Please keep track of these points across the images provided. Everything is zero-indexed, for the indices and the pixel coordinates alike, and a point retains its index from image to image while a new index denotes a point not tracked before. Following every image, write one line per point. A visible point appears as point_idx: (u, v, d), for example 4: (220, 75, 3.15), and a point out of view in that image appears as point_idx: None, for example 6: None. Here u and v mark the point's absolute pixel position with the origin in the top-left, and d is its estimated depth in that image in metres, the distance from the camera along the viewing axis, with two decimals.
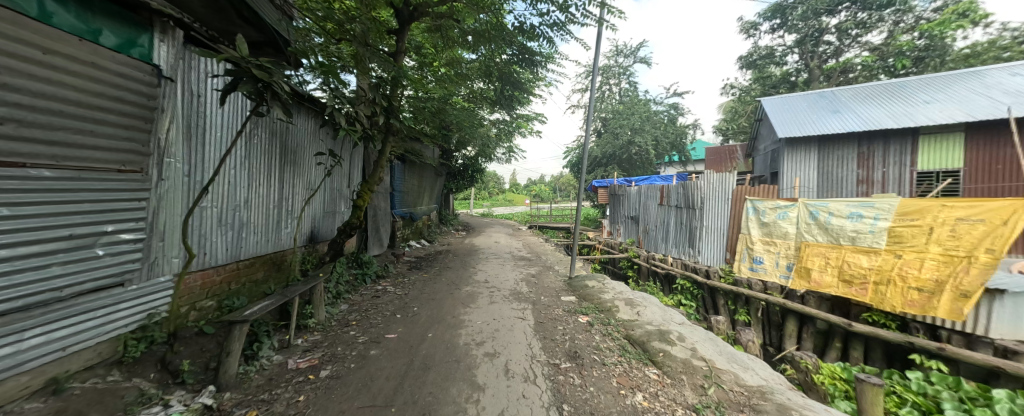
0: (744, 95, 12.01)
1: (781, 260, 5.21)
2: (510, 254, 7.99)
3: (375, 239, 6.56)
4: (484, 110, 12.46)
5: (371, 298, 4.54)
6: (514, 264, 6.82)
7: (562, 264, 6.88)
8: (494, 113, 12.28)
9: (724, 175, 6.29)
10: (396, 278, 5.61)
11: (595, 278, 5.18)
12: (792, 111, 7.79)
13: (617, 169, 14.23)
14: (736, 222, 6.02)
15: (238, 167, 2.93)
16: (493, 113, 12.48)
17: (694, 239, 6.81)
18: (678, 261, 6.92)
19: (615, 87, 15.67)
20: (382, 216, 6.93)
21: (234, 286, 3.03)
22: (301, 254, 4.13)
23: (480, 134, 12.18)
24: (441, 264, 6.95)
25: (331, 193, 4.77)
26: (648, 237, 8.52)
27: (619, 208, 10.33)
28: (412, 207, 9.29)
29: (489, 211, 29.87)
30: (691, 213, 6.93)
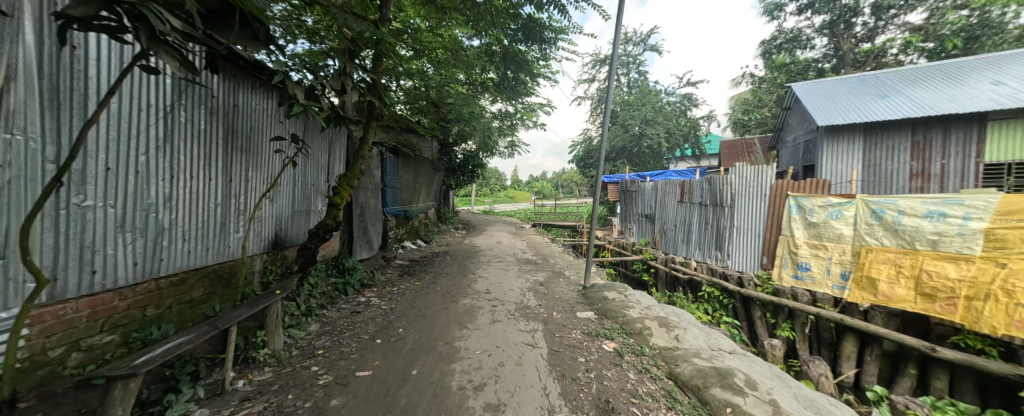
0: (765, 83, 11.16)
1: (833, 267, 4.44)
2: (513, 257, 7.23)
3: (363, 241, 5.81)
4: (486, 100, 11.67)
5: (350, 314, 3.80)
6: (518, 269, 6.06)
7: (573, 268, 6.13)
8: (496, 103, 11.48)
9: (759, 168, 5.51)
10: (383, 287, 4.87)
11: (615, 289, 4.42)
12: (831, 97, 6.97)
13: (627, 163, 13.42)
14: (774, 222, 5.25)
15: (154, 152, 2.21)
16: (495, 104, 11.69)
17: (722, 241, 6.05)
18: (704, 266, 6.16)
19: (624, 76, 14.82)
20: (371, 215, 6.19)
21: (154, 311, 2.31)
22: (261, 264, 3.39)
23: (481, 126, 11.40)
24: (436, 269, 6.20)
25: (304, 188, 4.07)
26: (666, 238, 7.77)
27: (631, 206, 9.56)
28: (407, 205, 8.55)
29: (491, 208, 29.04)
30: (719, 211, 6.16)
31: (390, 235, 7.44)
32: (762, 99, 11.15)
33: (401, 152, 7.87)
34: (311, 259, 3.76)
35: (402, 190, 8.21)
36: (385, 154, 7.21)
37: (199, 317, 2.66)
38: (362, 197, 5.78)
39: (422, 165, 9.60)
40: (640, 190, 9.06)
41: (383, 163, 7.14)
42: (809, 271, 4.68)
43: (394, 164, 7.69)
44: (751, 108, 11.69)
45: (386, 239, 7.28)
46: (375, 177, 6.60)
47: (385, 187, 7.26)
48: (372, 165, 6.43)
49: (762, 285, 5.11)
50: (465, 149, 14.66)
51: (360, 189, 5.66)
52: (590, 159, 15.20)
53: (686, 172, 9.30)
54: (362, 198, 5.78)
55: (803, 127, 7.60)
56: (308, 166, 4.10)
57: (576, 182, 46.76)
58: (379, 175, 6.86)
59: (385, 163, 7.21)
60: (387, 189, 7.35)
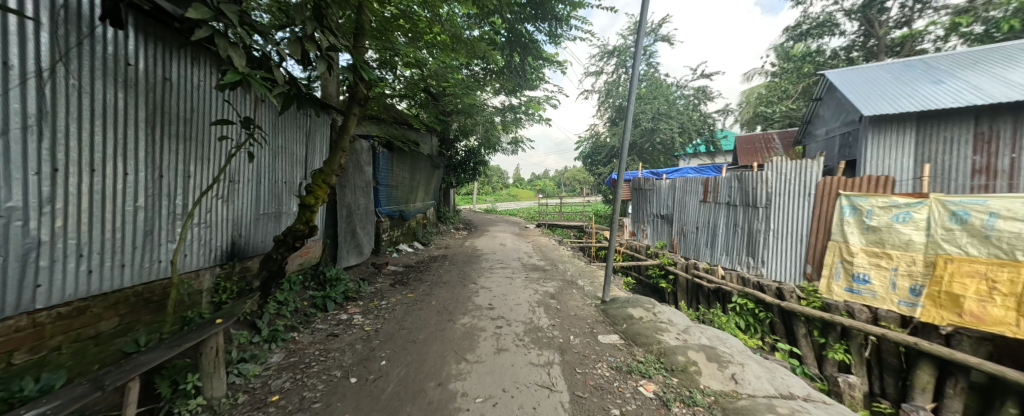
0: (787, 75, 10.44)
1: (899, 280, 3.74)
2: (518, 262, 6.57)
3: (352, 247, 5.15)
4: (489, 93, 11.01)
5: (325, 338, 3.15)
6: (524, 278, 5.40)
7: (586, 277, 5.46)
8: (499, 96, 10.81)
9: (801, 163, 4.81)
10: (369, 300, 4.22)
11: (640, 305, 3.75)
12: (872, 84, 6.25)
13: (637, 160, 12.70)
14: (821, 225, 4.55)
15: (24, 133, 1.56)
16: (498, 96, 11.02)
17: (754, 245, 5.37)
18: (734, 274, 5.48)
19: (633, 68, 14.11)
20: (361, 216, 5.54)
21: (31, 355, 1.65)
22: (211, 280, 2.74)
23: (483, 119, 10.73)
24: (432, 277, 5.54)
25: (271, 186, 3.44)
26: (686, 241, 7.10)
27: (645, 205, 8.88)
28: (403, 205, 7.91)
29: (495, 207, 28.50)
30: (750, 212, 5.48)
31: (384, 238, 6.79)
32: (784, 90, 10.42)
33: (395, 147, 7.24)
34: (279, 272, 3.12)
35: (398, 188, 7.57)
36: (377, 149, 6.56)
37: (112, 355, 2.02)
38: (350, 196, 5.13)
39: (420, 162, 8.98)
40: (655, 189, 8.38)
41: (376, 159, 6.51)
42: (867, 284, 3.99)
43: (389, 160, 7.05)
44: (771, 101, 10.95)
45: (379, 242, 6.63)
46: (367, 174, 5.97)
47: (378, 185, 6.62)
48: (362, 160, 5.79)
49: (808, 298, 4.44)
50: (466, 144, 14.00)
51: (347, 187, 5.01)
52: (597, 155, 14.50)
53: (705, 169, 8.59)
54: (350, 197, 5.13)
55: (838, 119, 6.87)
56: (275, 160, 3.47)
57: (580, 180, 45.96)
58: (371, 172, 6.22)
59: (378, 158, 6.58)
60: (381, 187, 6.72)
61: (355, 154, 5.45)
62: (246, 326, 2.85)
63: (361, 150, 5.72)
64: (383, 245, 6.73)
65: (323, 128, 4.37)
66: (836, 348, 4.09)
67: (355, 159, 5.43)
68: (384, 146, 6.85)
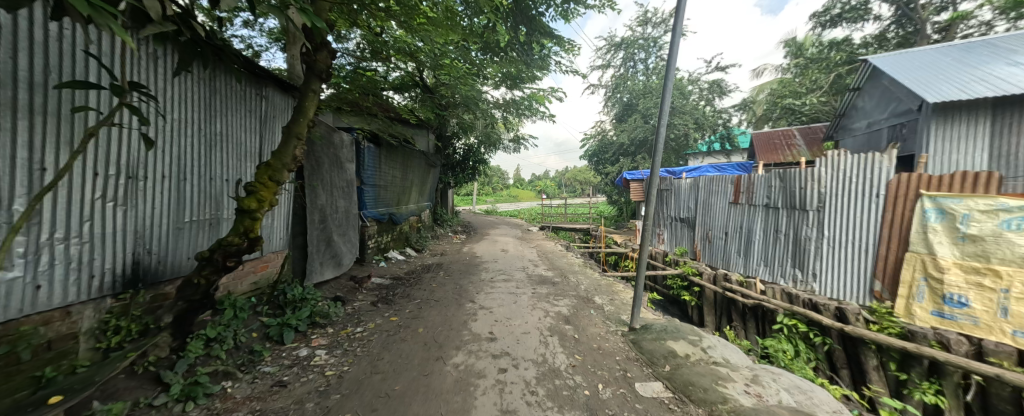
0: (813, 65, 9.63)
1: (1013, 305, 2.93)
2: (523, 273, 5.74)
3: (326, 258, 4.33)
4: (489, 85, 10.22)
5: (266, 389, 2.31)
6: (531, 294, 4.56)
7: (604, 293, 4.63)
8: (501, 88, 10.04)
9: (864, 157, 3.99)
10: (341, 327, 3.39)
11: (682, 337, 2.93)
12: (928, 69, 5.45)
13: (647, 157, 11.92)
14: (893, 234, 3.73)
15: None
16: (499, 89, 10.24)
17: (803, 254, 4.55)
18: (776, 290, 4.67)
19: (642, 62, 13.32)
20: (339, 222, 4.72)
21: None
22: (92, 319, 1.90)
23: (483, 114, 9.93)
24: (423, 292, 4.72)
25: (205, 185, 2.63)
26: (713, 249, 6.27)
27: (661, 207, 8.10)
28: (393, 207, 7.13)
29: (495, 207, 27.68)
30: (797, 215, 4.66)
31: (369, 245, 5.96)
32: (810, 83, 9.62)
33: (384, 143, 6.46)
34: (205, 301, 2.29)
35: (387, 189, 6.79)
36: (362, 144, 5.76)
37: None
38: (324, 197, 4.30)
39: (414, 160, 8.21)
40: (674, 190, 7.56)
41: (360, 155, 5.72)
42: (965, 308, 3.19)
43: (376, 157, 6.25)
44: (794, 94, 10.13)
45: (363, 251, 5.81)
46: (347, 172, 5.16)
47: (363, 184, 5.83)
48: (340, 156, 4.97)
49: (880, 322, 3.62)
50: (465, 142, 13.16)
51: (320, 186, 4.17)
52: (604, 154, 13.68)
53: (726, 166, 7.96)
54: (324, 198, 4.30)
55: (886, 109, 6.05)
56: (209, 151, 2.65)
57: (582, 180, 45.11)
58: (353, 171, 5.41)
59: (363, 155, 5.79)
60: (367, 187, 5.94)
61: (331, 149, 4.62)
62: (147, 381, 1.99)
63: (339, 143, 4.91)
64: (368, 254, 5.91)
65: (284, 115, 3.56)
66: (925, 387, 3.27)
67: (331, 154, 4.60)
68: (371, 141, 6.06)
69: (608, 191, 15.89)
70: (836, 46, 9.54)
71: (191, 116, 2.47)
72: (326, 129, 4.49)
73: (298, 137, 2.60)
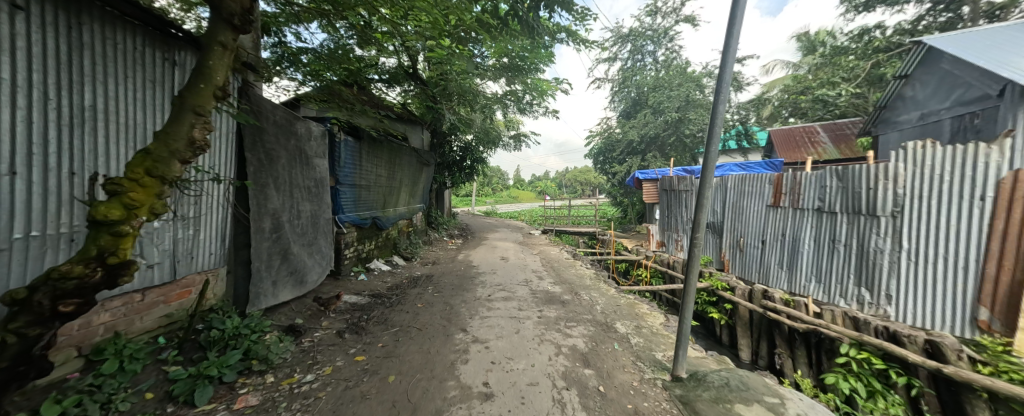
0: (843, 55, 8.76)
1: None
2: (526, 289, 4.87)
3: (283, 276, 3.48)
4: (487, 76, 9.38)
5: None
6: (537, 320, 3.70)
7: (626, 317, 3.78)
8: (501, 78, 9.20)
9: (960, 148, 3.13)
10: (285, 375, 2.52)
11: (755, 399, 2.08)
12: (1007, 48, 4.57)
13: (658, 156, 11.09)
14: (1007, 248, 2.86)
15: None
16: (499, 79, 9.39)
17: (871, 270, 3.70)
18: (836, 313, 3.83)
19: (651, 55, 12.45)
20: (302, 230, 3.86)
21: None
22: None
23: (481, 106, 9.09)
24: (404, 315, 3.85)
25: (51, 182, 1.76)
26: (746, 259, 5.42)
27: (679, 210, 7.25)
28: (378, 210, 6.28)
29: (494, 209, 26.91)
30: (862, 222, 3.81)
31: (346, 255, 5.10)
32: (840, 74, 8.75)
33: (367, 137, 5.64)
34: (21, 368, 1.43)
35: (372, 189, 5.97)
36: (338, 137, 4.94)
37: None
38: (280, 199, 3.45)
39: (404, 159, 7.39)
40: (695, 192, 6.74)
41: (336, 149, 4.91)
42: None
43: (357, 153, 5.43)
44: (820, 87, 9.27)
45: (339, 263, 4.95)
46: (316, 170, 4.32)
47: (341, 183, 5.01)
48: (307, 150, 4.12)
49: (995, 364, 2.75)
50: (461, 140, 12.30)
51: (272, 186, 3.32)
52: (610, 152, 12.81)
53: (752, 165, 7.15)
54: (280, 201, 3.45)
55: (949, 97, 5.19)
56: (57, 131, 1.77)
57: (584, 181, 44.23)
58: (325, 168, 4.56)
59: (340, 150, 4.98)
60: (345, 187, 5.12)
61: (292, 140, 3.78)
62: None
63: (305, 135, 4.08)
64: (344, 265, 5.05)
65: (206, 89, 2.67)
66: None
67: (291, 147, 3.75)
68: (350, 135, 5.25)
69: (614, 192, 15.03)
70: (868, 32, 8.66)
71: (13, 76, 1.61)
72: (286, 115, 3.65)
73: (197, 112, 1.74)
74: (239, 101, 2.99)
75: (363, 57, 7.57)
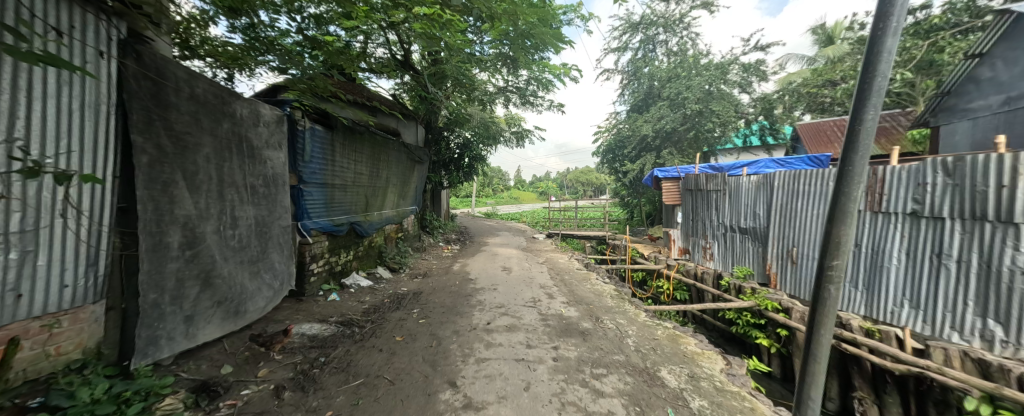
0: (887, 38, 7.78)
1: None
2: (534, 313, 3.91)
3: (204, 307, 2.54)
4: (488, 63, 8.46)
5: None
6: (553, 364, 2.72)
7: (671, 359, 2.82)
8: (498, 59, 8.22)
9: None
10: None
11: None
12: None
13: (674, 153, 10.12)
14: None
15: None
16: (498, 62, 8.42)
17: (1003, 296, 2.75)
18: (952, 352, 2.86)
19: (664, 43, 11.50)
20: (240, 243, 2.92)
21: None
22: None
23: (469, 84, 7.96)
24: (375, 357, 2.88)
25: None
26: (801, 274, 4.43)
27: (709, 214, 6.26)
28: (357, 215, 5.31)
29: (494, 211, 25.93)
30: (987, 231, 2.84)
31: (312, 270, 4.15)
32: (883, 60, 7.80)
33: (343, 128, 4.70)
34: None
35: (349, 190, 5.02)
36: (303, 125, 4.01)
37: None
38: (199, 203, 2.51)
39: (391, 155, 6.44)
40: (728, 191, 5.77)
41: (300, 140, 3.96)
42: None
43: (330, 146, 4.49)
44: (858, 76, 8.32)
45: (302, 280, 4.00)
46: (267, 164, 3.38)
47: (306, 182, 4.06)
48: (251, 139, 3.18)
49: None
50: (459, 136, 11.33)
51: (183, 184, 2.37)
52: (621, 150, 11.86)
53: (792, 161, 6.23)
54: (200, 204, 2.51)
55: None
56: None
57: (585, 182, 43.29)
58: (281, 163, 3.62)
59: (306, 141, 4.03)
60: (313, 186, 4.17)
61: (225, 125, 2.84)
62: None
63: (248, 119, 3.14)
64: (310, 283, 4.10)
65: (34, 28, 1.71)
66: None
67: (222, 132, 2.80)
68: (320, 123, 4.30)
69: (623, 192, 14.06)
70: (915, 12, 7.69)
71: None
72: (214, 90, 2.71)
73: None
74: (120, 59, 2.04)
75: (349, 42, 6.79)
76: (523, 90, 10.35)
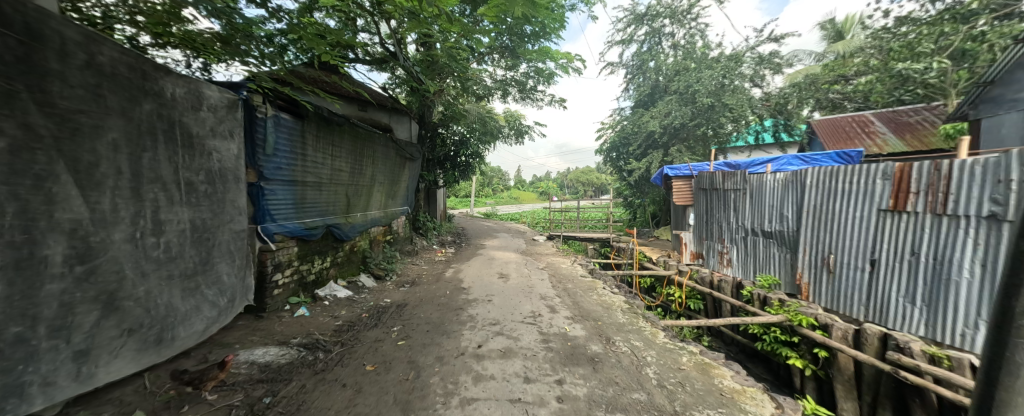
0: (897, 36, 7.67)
1: None
2: (534, 333, 3.34)
3: (106, 336, 1.97)
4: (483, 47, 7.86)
5: None
6: (558, 408, 2.14)
7: (706, 400, 2.24)
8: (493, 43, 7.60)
9: None
10: None
11: None
12: None
13: (683, 150, 9.54)
14: None
15: None
16: (493, 47, 7.83)
17: None
18: None
19: (671, 36, 10.88)
20: (167, 253, 2.34)
21: None
22: None
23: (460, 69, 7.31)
24: (335, 395, 2.31)
25: None
26: (839, 285, 3.85)
27: (726, 215, 5.68)
28: (336, 216, 4.73)
29: (494, 211, 25.36)
30: None
31: (277, 281, 3.57)
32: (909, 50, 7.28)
33: (316, 118, 4.12)
34: None
35: (325, 188, 4.43)
36: (264, 112, 3.42)
37: None
38: (99, 203, 1.94)
39: (377, 150, 5.86)
40: (749, 190, 5.19)
41: (261, 130, 3.38)
42: None
43: (300, 137, 3.91)
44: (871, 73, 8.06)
45: (262, 293, 3.42)
46: (211, 156, 2.81)
47: (269, 179, 3.48)
48: (187, 125, 2.60)
49: None
50: (454, 132, 10.71)
51: (71, 178, 1.79)
52: (626, 147, 11.32)
53: (818, 156, 5.67)
54: (101, 206, 1.94)
55: None
56: None
57: (585, 181, 42.73)
58: (232, 155, 3.04)
59: (267, 131, 3.45)
60: (277, 184, 3.59)
61: (146, 106, 2.25)
62: None
63: (184, 100, 2.56)
64: (272, 296, 3.52)
65: None
66: None
67: (140, 114, 2.22)
68: (287, 111, 3.72)
69: (627, 192, 13.49)
70: None
71: None
72: (127, 61, 2.13)
73: None
74: None
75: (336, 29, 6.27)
76: (522, 83, 9.78)
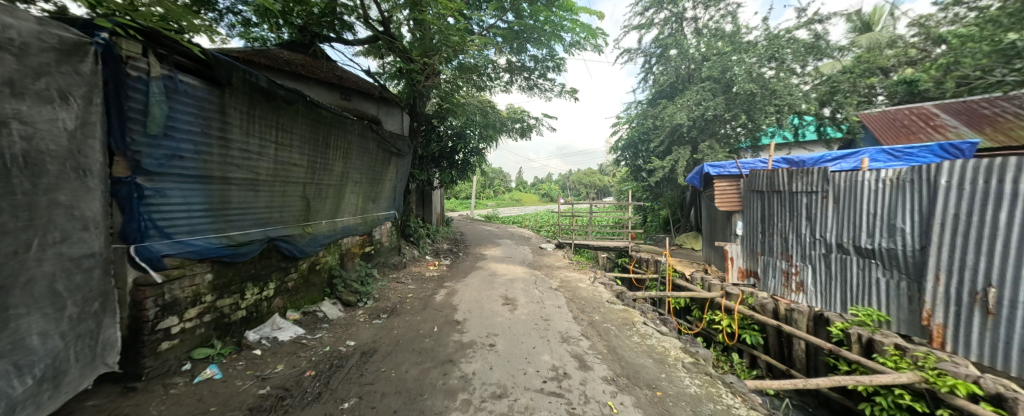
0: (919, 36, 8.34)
1: None
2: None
3: None
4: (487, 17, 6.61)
5: None
6: None
7: None
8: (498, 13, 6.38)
9: None
10: None
11: None
12: None
13: (714, 146, 8.32)
14: None
15: None
16: (497, 19, 6.61)
17: None
18: None
19: (695, 19, 9.63)
20: None
21: None
22: None
23: (459, 42, 6.06)
24: None
25: None
26: (1006, 334, 2.62)
27: (796, 225, 4.42)
28: (286, 227, 3.51)
29: (496, 212, 24.17)
30: None
31: (168, 330, 2.33)
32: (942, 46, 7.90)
33: (248, 88, 2.89)
34: None
35: (265, 189, 3.20)
36: (147, 71, 2.21)
37: None
38: None
39: (350, 141, 4.64)
40: (836, 193, 3.93)
41: (135, 97, 2.15)
42: None
43: (220, 115, 2.69)
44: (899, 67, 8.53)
45: (135, 351, 2.16)
46: (8, 127, 1.52)
47: (156, 173, 2.27)
48: None
49: None
50: (450, 125, 9.47)
51: None
52: (645, 144, 10.13)
53: (914, 149, 4.41)
54: None
55: None
56: None
57: (588, 183, 41.52)
58: (60, 131, 1.76)
59: (149, 99, 2.22)
60: (173, 182, 2.38)
61: None
62: None
63: None
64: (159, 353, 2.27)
65: None
66: None
67: None
68: (193, 74, 2.50)
69: (642, 194, 12.26)
70: None
71: None
72: None
73: None
74: None
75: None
76: (529, 70, 8.58)
